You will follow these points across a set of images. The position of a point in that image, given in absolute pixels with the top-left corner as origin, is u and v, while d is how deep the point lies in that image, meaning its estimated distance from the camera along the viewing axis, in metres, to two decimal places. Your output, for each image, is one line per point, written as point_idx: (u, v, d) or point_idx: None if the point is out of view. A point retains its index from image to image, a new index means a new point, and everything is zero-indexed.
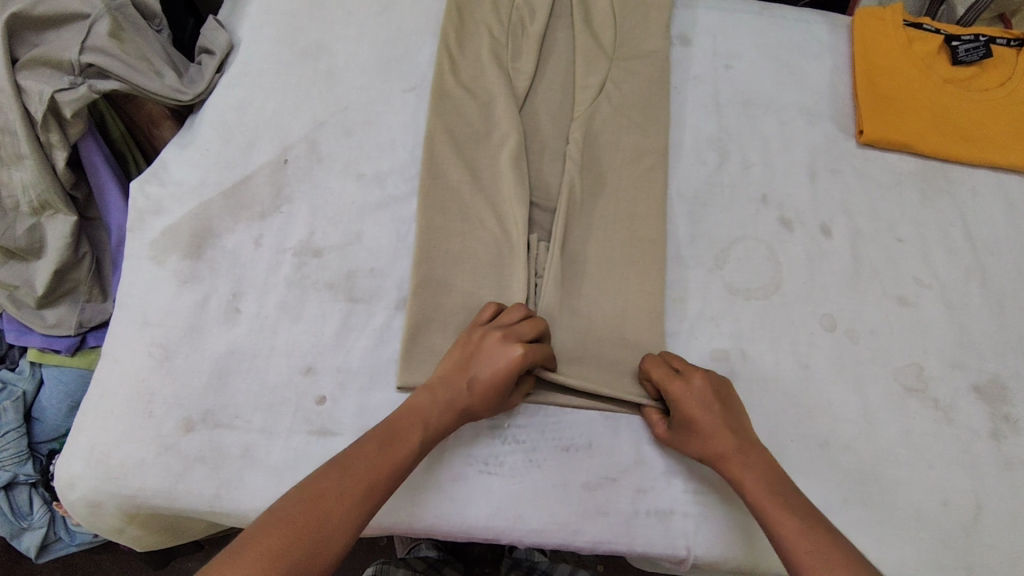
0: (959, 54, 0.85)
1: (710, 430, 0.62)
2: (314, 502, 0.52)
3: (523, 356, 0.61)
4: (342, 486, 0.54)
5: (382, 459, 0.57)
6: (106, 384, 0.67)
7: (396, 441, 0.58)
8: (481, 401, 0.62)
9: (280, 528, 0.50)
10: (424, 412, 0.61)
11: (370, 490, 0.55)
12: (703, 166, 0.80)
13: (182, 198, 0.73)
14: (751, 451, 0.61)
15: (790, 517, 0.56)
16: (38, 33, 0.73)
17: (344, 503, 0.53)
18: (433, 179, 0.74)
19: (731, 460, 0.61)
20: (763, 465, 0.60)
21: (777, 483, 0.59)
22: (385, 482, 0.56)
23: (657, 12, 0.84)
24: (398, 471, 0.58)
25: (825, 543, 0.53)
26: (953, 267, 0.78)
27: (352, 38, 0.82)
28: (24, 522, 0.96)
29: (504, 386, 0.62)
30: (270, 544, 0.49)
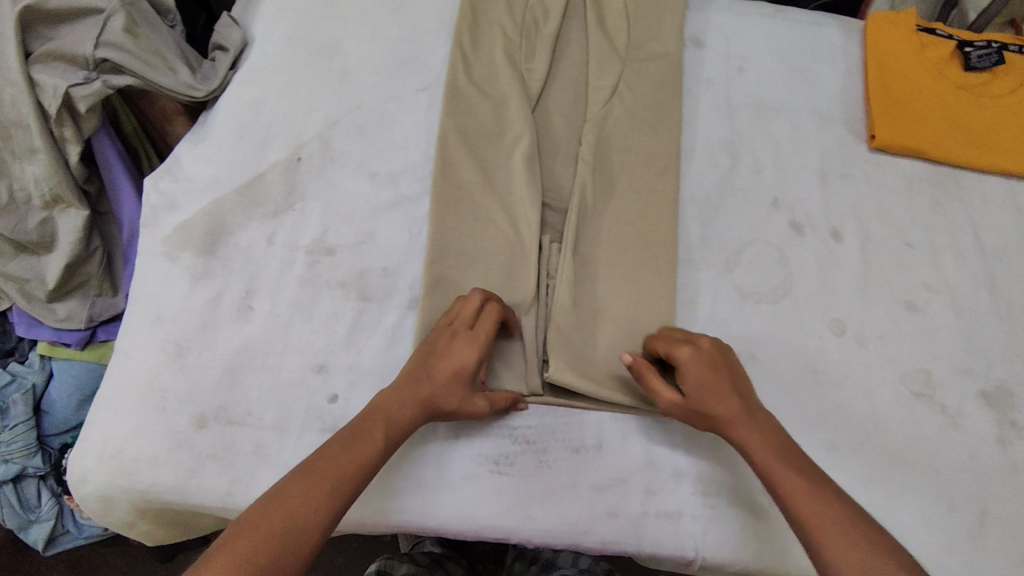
0: (971, 60, 0.84)
1: (716, 394, 0.61)
2: (275, 509, 0.51)
3: (478, 344, 0.62)
4: (305, 488, 0.53)
5: (346, 459, 0.55)
6: (119, 379, 0.67)
7: (360, 441, 0.57)
8: (446, 394, 0.61)
9: (245, 538, 0.50)
10: (388, 410, 0.59)
11: (335, 490, 0.54)
12: (715, 169, 0.80)
13: (195, 195, 0.73)
14: (757, 415, 0.60)
15: (798, 481, 0.55)
16: (52, 26, 0.73)
17: (309, 507, 0.52)
18: (446, 179, 0.75)
19: (738, 424, 0.60)
20: (768, 429, 0.60)
21: (784, 446, 0.58)
22: (351, 480, 0.55)
23: (671, 14, 0.84)
24: (366, 469, 0.56)
25: (831, 505, 0.54)
26: (962, 273, 0.78)
27: (366, 36, 0.82)
28: (32, 514, 0.96)
29: (465, 375, 0.62)
30: (235, 553, 0.49)
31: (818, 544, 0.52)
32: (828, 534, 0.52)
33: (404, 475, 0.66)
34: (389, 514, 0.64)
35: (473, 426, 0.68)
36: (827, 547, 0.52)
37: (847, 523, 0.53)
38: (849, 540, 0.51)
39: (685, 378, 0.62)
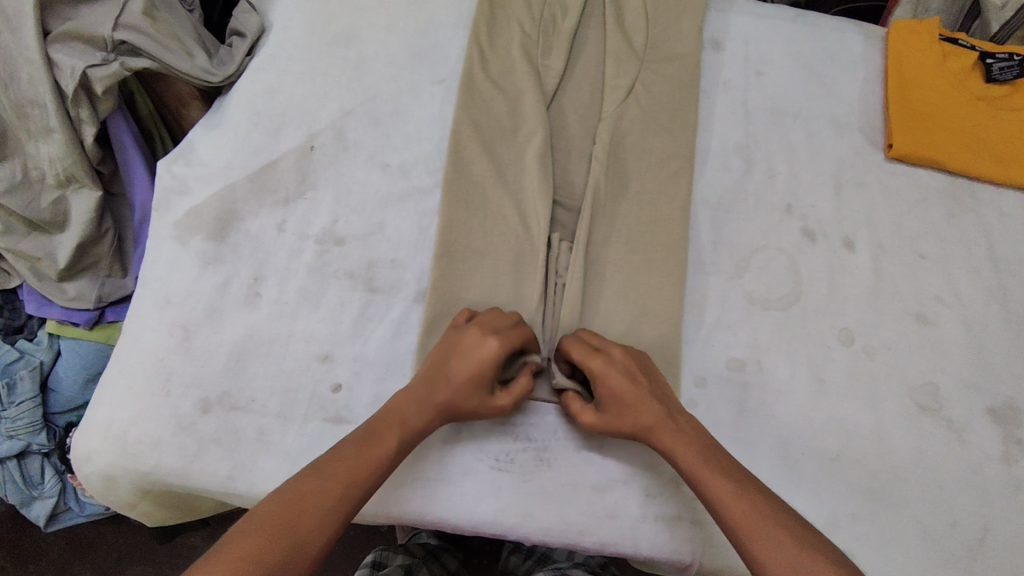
0: (993, 72, 0.83)
1: (635, 403, 0.61)
2: (288, 506, 0.52)
3: (500, 347, 0.61)
4: (318, 488, 0.53)
5: (359, 461, 0.56)
6: (126, 361, 0.67)
7: (374, 443, 0.57)
8: (462, 397, 0.61)
9: (254, 533, 0.50)
10: (403, 413, 0.59)
11: (347, 491, 0.54)
12: (728, 173, 0.80)
13: (207, 180, 0.73)
14: (678, 420, 0.61)
15: (724, 484, 0.56)
16: (72, 6, 0.72)
17: (321, 505, 0.52)
18: (458, 174, 0.74)
19: (660, 431, 0.60)
20: (691, 432, 0.60)
21: (707, 448, 0.59)
22: (363, 481, 0.55)
23: (690, 14, 0.83)
24: (379, 472, 0.57)
25: (759, 506, 0.55)
26: (974, 287, 0.78)
27: (383, 27, 0.82)
28: (34, 491, 0.97)
29: (482, 379, 0.61)
30: (245, 549, 0.49)
31: (747, 547, 0.53)
32: (756, 537, 0.53)
33: (405, 468, 0.66)
34: (388, 505, 0.64)
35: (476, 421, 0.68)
36: (757, 548, 0.53)
37: (776, 524, 0.54)
38: (776, 540, 0.53)
39: (604, 389, 0.62)
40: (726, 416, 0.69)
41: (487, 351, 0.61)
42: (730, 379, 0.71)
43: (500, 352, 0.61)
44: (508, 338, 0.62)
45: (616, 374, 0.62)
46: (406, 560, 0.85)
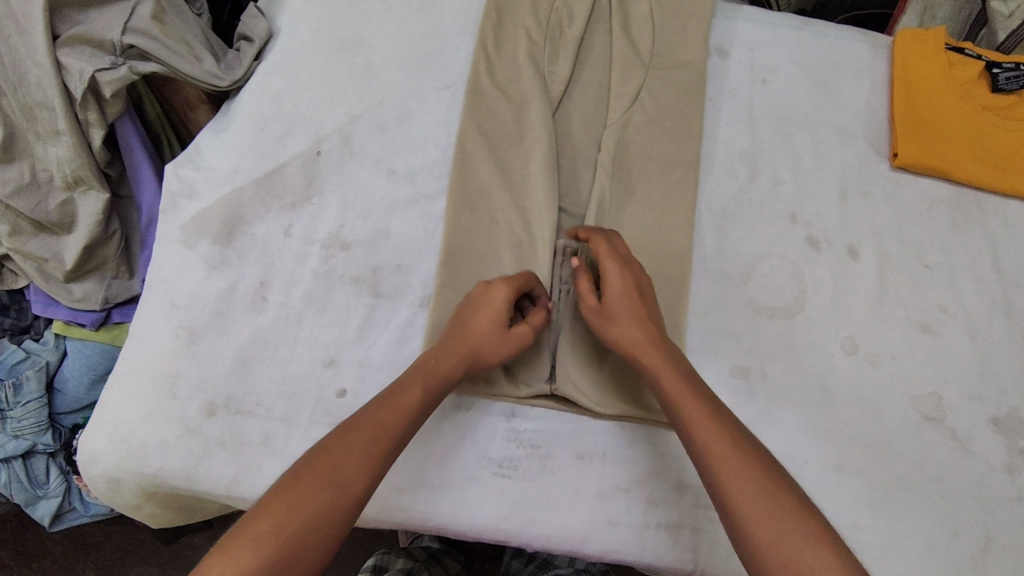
0: (999, 82, 0.83)
1: (628, 321, 0.64)
2: (324, 461, 0.52)
3: (510, 292, 0.64)
4: (349, 440, 0.54)
5: (387, 412, 0.57)
6: (133, 363, 0.68)
7: (401, 394, 0.58)
8: (484, 341, 0.63)
9: (294, 491, 0.51)
10: (426, 365, 0.61)
11: (378, 441, 0.55)
12: (733, 180, 0.80)
13: (215, 184, 0.74)
14: (670, 351, 0.63)
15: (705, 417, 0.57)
16: (82, 11, 0.73)
17: (354, 456, 0.53)
18: (464, 179, 0.75)
19: (649, 353, 0.62)
20: (679, 363, 0.62)
21: (692, 381, 0.60)
22: (393, 430, 0.56)
23: (697, 20, 0.83)
24: (410, 419, 0.57)
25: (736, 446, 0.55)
26: (979, 297, 0.78)
27: (390, 33, 0.82)
28: (40, 490, 0.97)
29: (501, 319, 0.64)
30: (284, 505, 0.50)
31: (705, 452, 0.55)
32: (713, 444, 0.55)
33: (409, 473, 0.66)
34: (392, 511, 0.65)
35: (480, 425, 0.68)
36: (712, 455, 0.54)
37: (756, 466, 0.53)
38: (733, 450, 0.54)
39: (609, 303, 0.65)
40: None
41: (495, 294, 0.65)
42: (733, 387, 0.71)
43: (508, 294, 0.64)
44: (511, 280, 0.66)
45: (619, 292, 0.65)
46: (407, 564, 0.86)
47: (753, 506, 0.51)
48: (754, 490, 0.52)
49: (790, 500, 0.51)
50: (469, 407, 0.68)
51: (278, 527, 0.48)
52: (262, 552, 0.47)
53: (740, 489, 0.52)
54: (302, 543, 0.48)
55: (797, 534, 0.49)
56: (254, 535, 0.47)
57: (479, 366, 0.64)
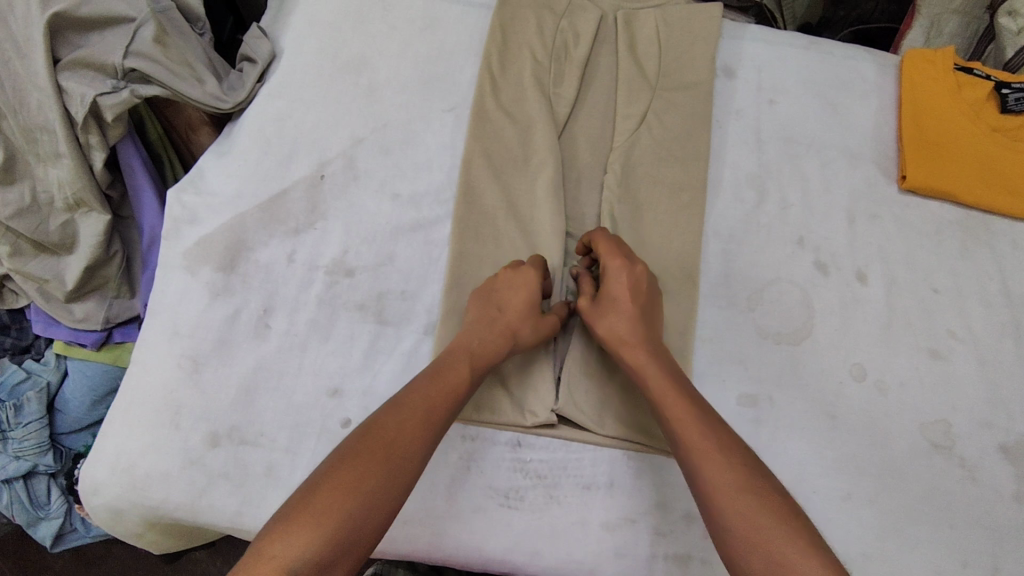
0: (1008, 103, 0.82)
1: (619, 315, 0.65)
2: (379, 436, 0.54)
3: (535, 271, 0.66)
4: (401, 418, 0.55)
5: (436, 392, 0.58)
6: (134, 393, 0.67)
7: (446, 375, 0.59)
8: (520, 322, 0.64)
9: (351, 464, 0.51)
10: (468, 347, 0.62)
11: (429, 419, 0.56)
12: (741, 204, 0.79)
13: (217, 209, 0.73)
14: (655, 345, 0.64)
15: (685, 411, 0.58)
16: (84, 34, 0.72)
17: (408, 435, 0.54)
18: (469, 204, 0.74)
19: (631, 346, 0.64)
20: (663, 357, 0.63)
21: (674, 375, 0.61)
22: (442, 409, 0.57)
23: (704, 41, 0.82)
24: (456, 399, 0.59)
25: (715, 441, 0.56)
26: (987, 322, 0.77)
27: (394, 54, 0.81)
28: (41, 511, 0.96)
29: (534, 301, 0.65)
30: (345, 477, 0.50)
31: (685, 444, 0.57)
32: (687, 432, 0.56)
33: (414, 503, 0.65)
34: (397, 543, 0.64)
35: (486, 454, 0.67)
36: (692, 446, 0.56)
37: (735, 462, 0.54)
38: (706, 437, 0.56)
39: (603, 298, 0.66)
40: None
41: (526, 277, 0.66)
42: (741, 415, 0.71)
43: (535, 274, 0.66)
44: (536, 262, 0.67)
45: (613, 293, 0.66)
46: None
47: (722, 488, 0.53)
48: (724, 473, 0.53)
49: (769, 497, 0.52)
50: (475, 436, 0.68)
51: (341, 498, 0.49)
52: (328, 525, 0.48)
53: (713, 469, 0.54)
54: (365, 516, 0.49)
55: (760, 513, 0.51)
56: (320, 508, 0.48)
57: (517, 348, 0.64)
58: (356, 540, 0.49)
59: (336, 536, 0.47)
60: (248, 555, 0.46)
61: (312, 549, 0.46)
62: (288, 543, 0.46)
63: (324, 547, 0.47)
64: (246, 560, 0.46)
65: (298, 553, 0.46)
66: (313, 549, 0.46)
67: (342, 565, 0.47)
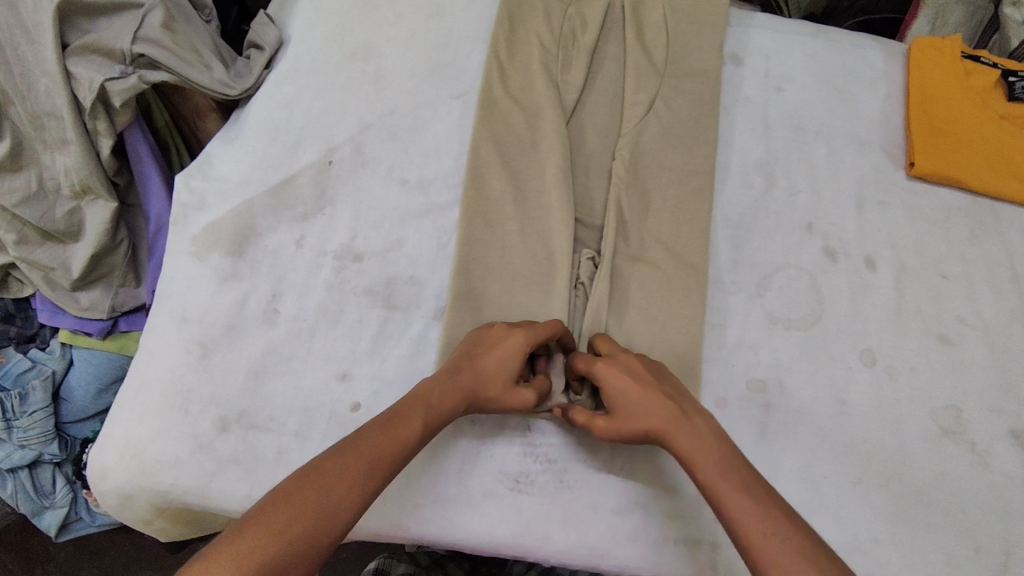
0: (1016, 90, 0.82)
1: (645, 402, 0.60)
2: (317, 480, 0.51)
3: (522, 336, 0.64)
4: (344, 466, 0.52)
5: (384, 442, 0.55)
6: (142, 378, 0.67)
7: (399, 425, 0.56)
8: (483, 377, 0.62)
9: (283, 507, 0.49)
10: (426, 395, 0.59)
11: (372, 471, 0.53)
12: (749, 190, 0.79)
13: (225, 196, 0.73)
14: (694, 421, 0.59)
15: (743, 506, 0.53)
16: (91, 20, 0.72)
17: (346, 486, 0.51)
18: (477, 190, 0.74)
19: (672, 433, 0.59)
20: (708, 436, 0.58)
21: (723, 455, 0.57)
22: (386, 462, 0.54)
23: (711, 29, 0.82)
24: (403, 454, 0.56)
25: (783, 537, 0.51)
26: (997, 308, 0.77)
27: (401, 40, 0.81)
28: (46, 500, 0.96)
29: (505, 362, 0.63)
30: (273, 521, 0.48)
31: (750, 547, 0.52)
32: (749, 527, 0.52)
33: (426, 486, 0.65)
34: (408, 526, 0.64)
35: (496, 439, 0.67)
36: (759, 551, 0.51)
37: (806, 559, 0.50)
38: (767, 529, 0.51)
39: (621, 384, 0.62)
40: (747, 438, 0.69)
41: (498, 334, 0.64)
42: (751, 400, 0.70)
43: (522, 341, 0.63)
44: (529, 330, 0.64)
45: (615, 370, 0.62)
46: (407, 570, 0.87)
47: None
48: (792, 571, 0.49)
49: None
50: (485, 420, 0.68)
51: (264, 542, 0.46)
52: (244, 571, 0.45)
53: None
54: (284, 567, 0.47)
55: None
56: (241, 549, 0.46)
57: (476, 404, 0.62)
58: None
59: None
60: None
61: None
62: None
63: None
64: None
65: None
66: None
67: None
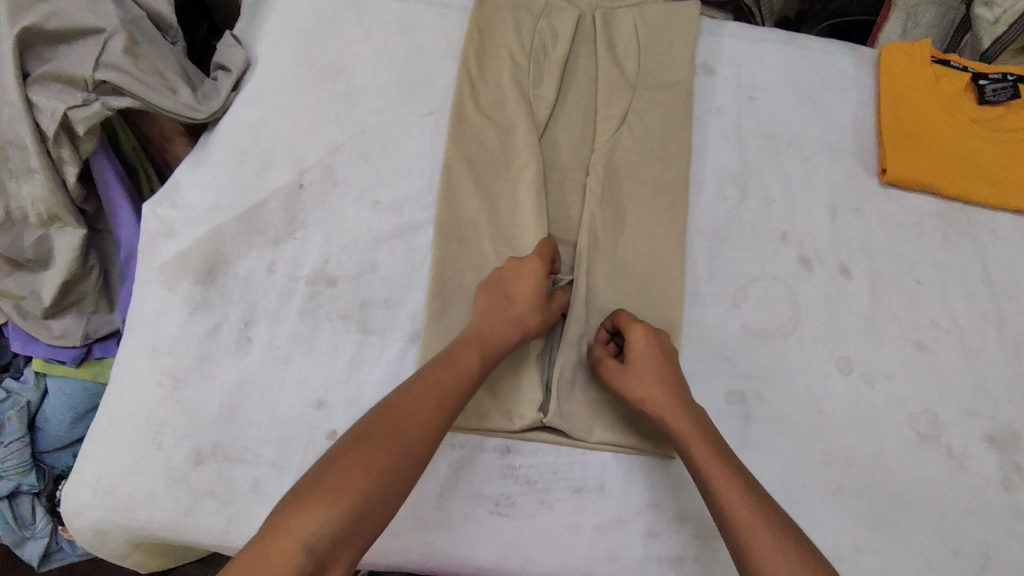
0: (986, 93, 0.82)
1: (651, 376, 0.63)
2: (392, 415, 0.54)
3: (540, 260, 0.67)
4: (414, 404, 0.55)
5: (448, 376, 0.58)
6: (115, 411, 0.66)
7: (458, 361, 0.60)
8: (528, 311, 0.65)
9: (366, 443, 0.52)
10: (480, 333, 0.63)
11: (441, 406, 0.57)
12: (723, 201, 0.79)
13: (195, 222, 0.72)
14: (690, 406, 0.62)
15: (727, 481, 0.56)
16: (51, 47, 0.71)
17: (420, 421, 0.55)
18: (450, 210, 0.73)
19: (666, 409, 0.62)
20: (700, 421, 0.61)
21: (715, 440, 0.60)
22: (451, 396, 0.58)
23: (682, 39, 0.82)
24: (466, 385, 0.59)
25: (761, 511, 0.53)
26: (971, 311, 0.77)
27: (370, 59, 0.81)
28: (27, 531, 0.95)
29: (541, 289, 0.66)
30: (359, 456, 0.51)
31: (728, 517, 0.54)
32: (731, 498, 0.55)
33: (405, 513, 0.64)
34: (388, 554, 0.64)
35: (476, 461, 0.67)
36: (738, 521, 0.53)
37: (783, 532, 0.52)
38: (751, 506, 0.54)
39: (636, 357, 0.65)
40: None
41: (530, 267, 0.67)
42: (730, 413, 0.70)
43: (539, 263, 0.67)
44: (541, 253, 0.68)
45: (641, 340, 0.65)
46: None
47: (769, 559, 0.51)
48: (773, 546, 0.51)
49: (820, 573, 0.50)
50: (464, 444, 0.67)
51: (355, 477, 0.50)
52: (340, 505, 0.48)
53: (764, 555, 0.51)
54: (376, 499, 0.50)
55: None
56: (334, 487, 0.49)
57: (526, 334, 0.65)
58: (368, 521, 0.49)
59: (346, 515, 0.48)
60: (261, 528, 0.47)
61: (326, 528, 0.47)
62: (303, 522, 0.47)
63: (338, 526, 0.47)
64: (258, 537, 0.46)
65: (312, 530, 0.46)
66: (326, 528, 0.47)
67: (352, 545, 0.48)
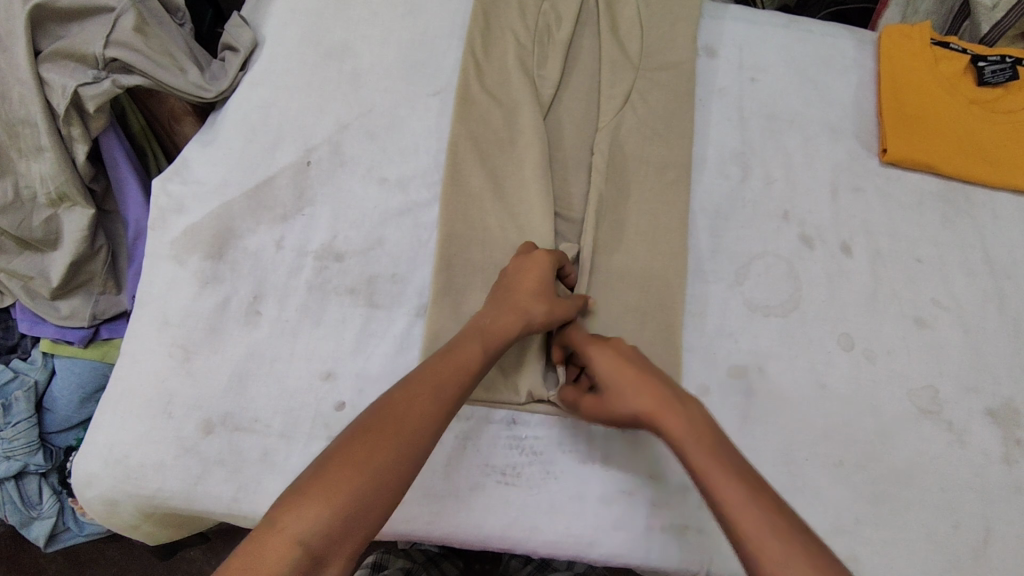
0: (985, 75, 0.83)
1: (626, 382, 0.60)
2: (391, 410, 0.54)
3: (544, 255, 0.67)
4: (411, 399, 0.55)
5: (448, 368, 0.58)
6: (126, 382, 0.66)
7: (456, 353, 0.59)
8: (535, 301, 0.64)
9: (362, 439, 0.51)
10: (482, 324, 0.62)
11: (439, 398, 0.56)
12: (726, 180, 0.80)
13: (204, 198, 0.73)
14: (684, 405, 0.57)
15: (729, 487, 0.52)
16: (63, 25, 0.72)
17: (419, 413, 0.54)
18: (456, 187, 0.74)
19: (659, 411, 0.57)
20: (698, 418, 0.56)
21: (716, 441, 0.55)
22: (452, 387, 0.57)
23: (685, 21, 0.83)
24: (467, 375, 0.58)
25: (766, 518, 0.49)
26: (971, 290, 0.78)
27: (376, 39, 0.81)
28: (33, 511, 0.96)
29: (546, 283, 0.65)
30: (354, 452, 0.51)
31: (735, 525, 0.50)
32: (735, 507, 0.50)
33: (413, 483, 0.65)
34: (396, 524, 0.64)
35: (482, 433, 0.68)
36: (744, 530, 0.49)
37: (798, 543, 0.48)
38: (757, 515, 0.50)
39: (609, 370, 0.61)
40: (729, 426, 0.70)
41: (535, 259, 0.67)
42: (732, 387, 0.71)
43: (546, 257, 0.67)
44: (550, 253, 0.68)
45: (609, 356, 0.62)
46: (405, 564, 0.83)
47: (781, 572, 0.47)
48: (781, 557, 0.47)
49: None
50: (469, 416, 0.68)
51: (348, 474, 0.49)
52: (335, 502, 0.48)
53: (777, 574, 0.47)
54: (371, 496, 0.49)
55: None
56: (329, 483, 0.49)
57: (533, 323, 0.63)
58: (365, 516, 0.49)
59: (339, 514, 0.48)
60: (257, 526, 0.47)
61: (320, 523, 0.47)
62: (296, 518, 0.47)
63: (332, 521, 0.47)
64: (252, 535, 0.47)
65: (305, 527, 0.46)
66: (319, 525, 0.47)
67: (350, 540, 0.48)
